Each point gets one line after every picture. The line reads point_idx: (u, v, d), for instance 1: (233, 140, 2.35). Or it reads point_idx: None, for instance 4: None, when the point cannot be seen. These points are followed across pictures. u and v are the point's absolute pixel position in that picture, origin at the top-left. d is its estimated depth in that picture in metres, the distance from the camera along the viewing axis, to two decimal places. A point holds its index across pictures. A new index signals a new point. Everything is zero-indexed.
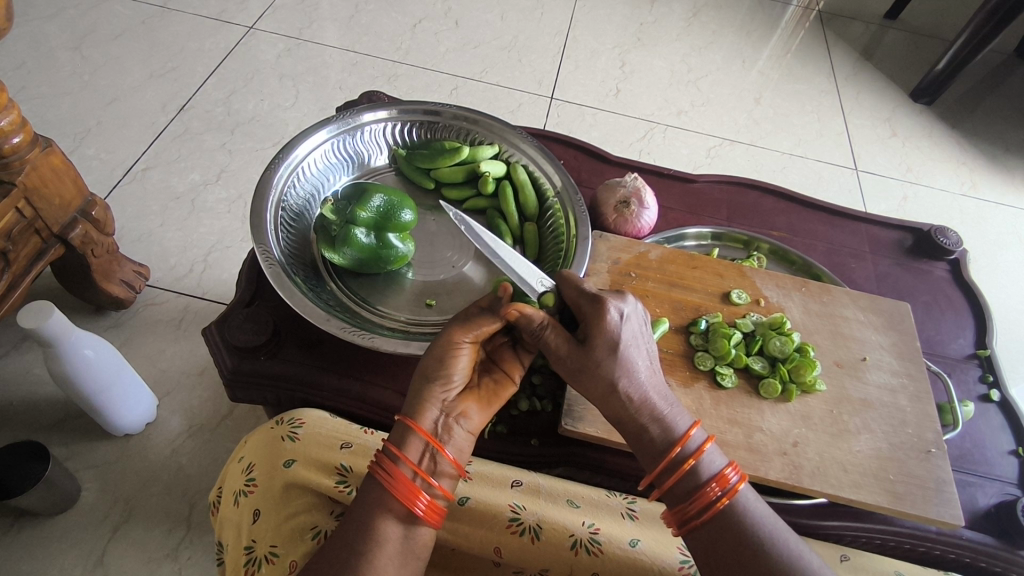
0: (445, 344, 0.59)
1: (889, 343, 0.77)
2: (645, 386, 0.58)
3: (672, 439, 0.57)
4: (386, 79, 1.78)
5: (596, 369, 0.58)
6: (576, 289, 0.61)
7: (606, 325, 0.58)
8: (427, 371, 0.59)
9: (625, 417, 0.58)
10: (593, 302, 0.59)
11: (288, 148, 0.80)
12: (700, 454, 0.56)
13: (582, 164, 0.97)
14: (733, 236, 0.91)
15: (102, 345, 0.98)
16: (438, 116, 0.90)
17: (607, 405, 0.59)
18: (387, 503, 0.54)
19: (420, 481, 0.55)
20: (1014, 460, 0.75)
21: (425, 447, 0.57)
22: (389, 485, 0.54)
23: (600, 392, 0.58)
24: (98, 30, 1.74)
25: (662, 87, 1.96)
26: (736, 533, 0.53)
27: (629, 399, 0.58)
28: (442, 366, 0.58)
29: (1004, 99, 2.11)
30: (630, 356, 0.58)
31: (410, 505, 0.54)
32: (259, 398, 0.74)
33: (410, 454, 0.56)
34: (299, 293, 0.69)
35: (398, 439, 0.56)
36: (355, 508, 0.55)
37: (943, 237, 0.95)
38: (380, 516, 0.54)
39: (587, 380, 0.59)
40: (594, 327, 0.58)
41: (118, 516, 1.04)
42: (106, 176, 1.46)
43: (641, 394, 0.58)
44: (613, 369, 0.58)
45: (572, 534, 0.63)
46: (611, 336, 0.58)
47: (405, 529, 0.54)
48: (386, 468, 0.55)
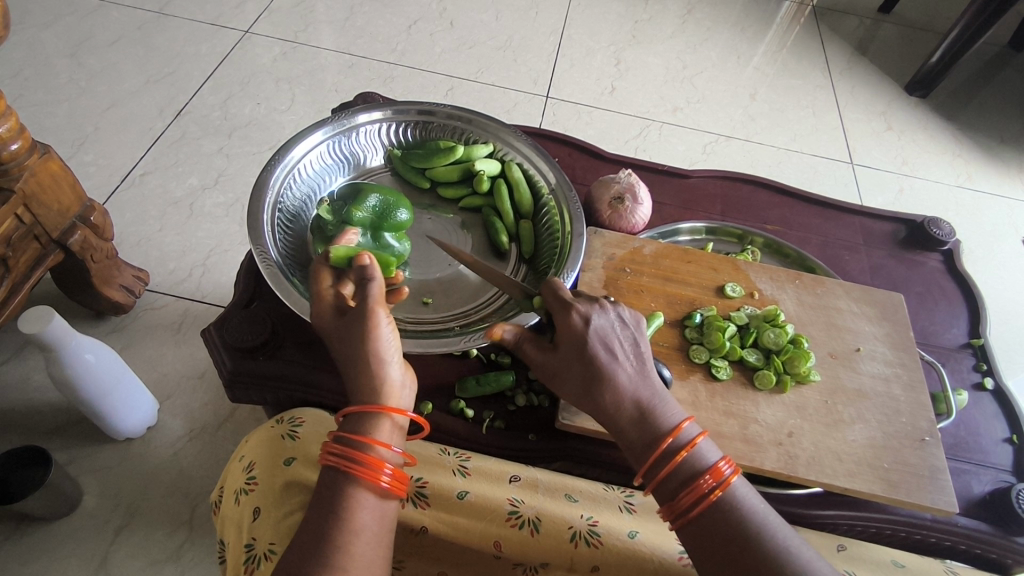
0: (362, 326, 0.57)
1: (883, 334, 0.78)
2: (628, 394, 0.58)
3: (662, 433, 0.57)
4: (382, 81, 1.79)
5: (568, 368, 0.59)
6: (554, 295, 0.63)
7: (572, 324, 0.59)
8: (356, 361, 0.57)
9: (605, 412, 0.58)
10: (564, 308, 0.61)
11: (283, 149, 0.81)
12: (693, 446, 0.56)
13: (576, 161, 0.98)
14: (727, 231, 0.91)
15: (103, 350, 0.99)
16: (433, 115, 0.90)
17: (589, 399, 0.59)
18: (352, 482, 0.54)
19: (377, 453, 0.55)
20: (1009, 448, 0.76)
21: (382, 427, 0.56)
22: (356, 471, 0.54)
23: (579, 396, 0.59)
24: (94, 37, 1.74)
25: (658, 85, 1.97)
26: (731, 526, 0.54)
27: (603, 396, 0.58)
28: (369, 352, 0.57)
29: (998, 92, 2.12)
30: (603, 363, 0.58)
31: (376, 479, 0.54)
32: (258, 398, 0.74)
33: (367, 434, 0.55)
34: (297, 293, 0.70)
35: (353, 423, 0.56)
36: (319, 496, 0.54)
37: (936, 228, 0.95)
38: (348, 495, 0.53)
39: (562, 376, 0.60)
40: (562, 327, 0.60)
41: (121, 519, 1.05)
42: (104, 182, 1.47)
43: (620, 397, 0.58)
44: (582, 366, 0.59)
45: (571, 527, 0.64)
46: (578, 337, 0.59)
47: (375, 503, 0.54)
48: (339, 450, 0.55)
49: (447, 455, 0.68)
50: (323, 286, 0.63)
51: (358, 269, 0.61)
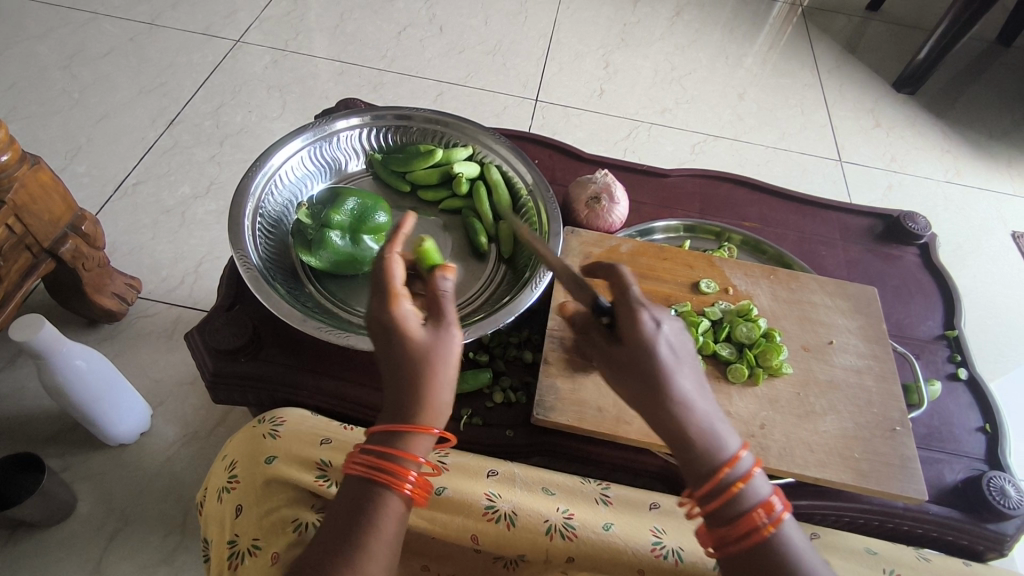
0: (430, 351, 0.54)
1: (856, 327, 0.79)
2: (692, 408, 0.54)
3: (719, 461, 0.53)
4: (372, 88, 1.81)
5: (630, 367, 0.55)
6: (621, 287, 0.58)
7: (638, 323, 0.55)
8: (413, 369, 0.54)
9: (661, 417, 0.54)
10: (627, 310, 0.56)
11: (263, 156, 0.82)
12: (749, 478, 0.53)
13: (556, 163, 0.99)
14: (705, 228, 0.93)
15: (94, 356, 1.01)
16: (410, 119, 0.92)
17: (646, 400, 0.54)
18: (376, 490, 0.53)
19: (407, 463, 0.53)
20: (981, 437, 0.77)
21: (419, 439, 0.54)
22: (388, 480, 0.53)
23: (642, 404, 0.54)
24: (87, 49, 1.77)
25: (646, 87, 1.98)
26: (774, 560, 0.51)
27: (664, 401, 0.53)
28: (431, 375, 0.54)
29: (986, 88, 2.14)
30: (669, 376, 0.54)
31: (399, 488, 0.53)
32: (241, 399, 0.75)
33: (399, 443, 0.53)
34: (277, 296, 0.72)
35: (387, 432, 0.53)
36: (345, 501, 0.53)
37: (912, 223, 0.97)
38: (371, 504, 0.52)
39: (623, 373, 0.55)
40: (628, 325, 0.55)
41: (114, 524, 1.06)
42: (97, 192, 1.49)
43: (686, 410, 0.53)
44: (643, 365, 0.54)
45: (546, 521, 0.65)
46: (643, 339, 0.55)
47: (398, 513, 0.53)
48: (368, 457, 0.54)
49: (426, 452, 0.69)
50: (396, 283, 0.57)
51: (438, 279, 0.56)
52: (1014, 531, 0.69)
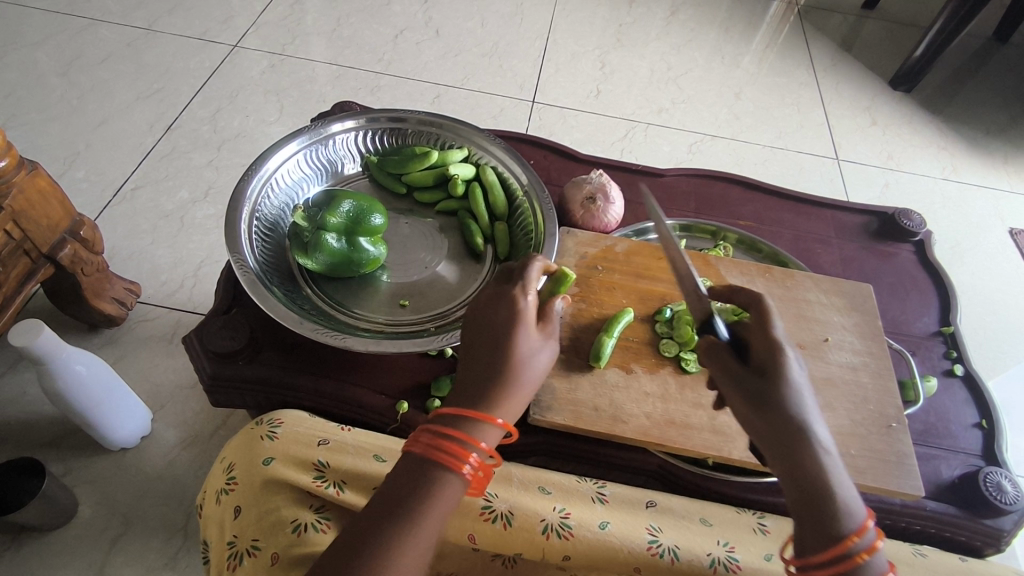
0: (525, 354, 0.59)
1: (851, 324, 0.79)
2: (822, 449, 0.52)
3: (846, 521, 0.49)
4: (369, 91, 1.81)
5: (771, 400, 0.53)
6: (761, 321, 0.58)
7: (785, 358, 0.55)
8: (507, 360, 0.58)
9: (794, 451, 0.51)
10: (769, 344, 0.56)
11: (259, 160, 0.82)
12: (872, 550, 0.49)
13: (551, 164, 0.99)
14: (700, 227, 0.93)
15: (94, 361, 1.01)
16: (404, 122, 0.92)
17: (782, 433, 0.52)
18: (433, 471, 0.54)
19: (467, 446, 0.54)
20: (978, 432, 0.77)
21: (485, 425, 0.56)
22: (444, 460, 0.54)
23: (776, 437, 0.52)
24: (85, 55, 1.77)
25: (642, 87, 1.99)
26: None
27: (804, 438, 0.52)
28: (515, 371, 0.58)
29: (983, 85, 2.14)
30: (807, 413, 0.53)
31: (456, 472, 0.54)
32: (239, 402, 0.75)
33: (464, 427, 0.55)
34: (274, 299, 0.72)
35: (454, 415, 0.55)
36: (401, 474, 0.54)
37: (907, 220, 0.97)
38: (426, 485, 0.53)
39: (762, 402, 0.53)
40: (772, 358, 0.55)
41: (116, 529, 1.06)
42: (96, 198, 1.49)
43: (822, 453, 0.51)
44: (788, 400, 0.53)
45: (542, 519, 0.65)
46: (791, 380, 0.53)
47: (451, 497, 0.54)
48: (430, 438, 0.55)
49: None
50: (529, 285, 0.63)
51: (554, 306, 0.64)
52: (1012, 526, 0.69)
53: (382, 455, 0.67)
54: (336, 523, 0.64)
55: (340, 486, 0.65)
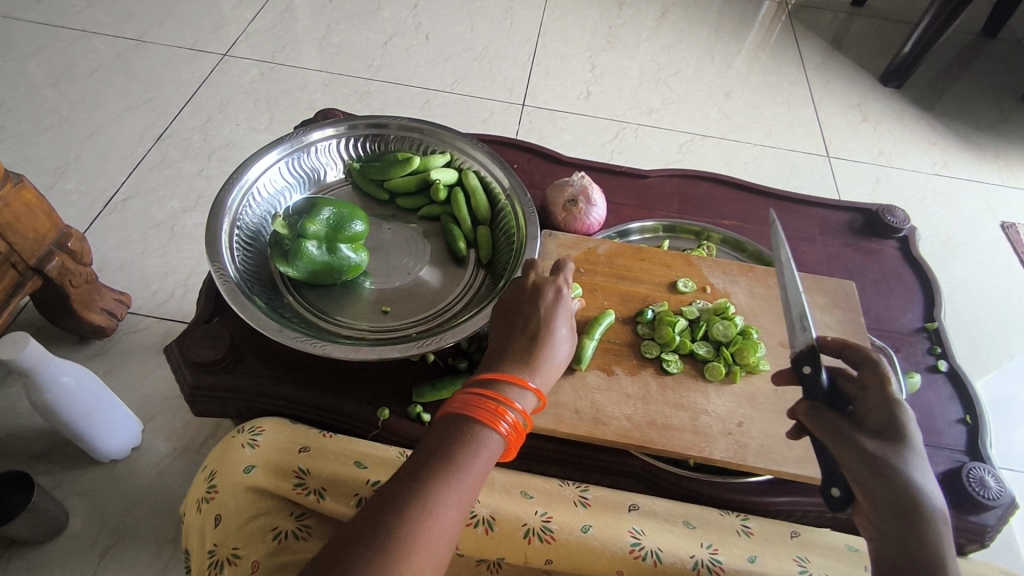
0: (553, 336, 0.63)
1: (833, 322, 0.79)
2: (931, 506, 0.52)
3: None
4: (359, 97, 1.81)
5: (892, 462, 0.54)
6: (880, 380, 0.59)
7: (905, 421, 0.57)
8: (541, 338, 0.63)
9: (911, 511, 0.52)
10: (891, 407, 0.57)
11: (239, 170, 0.83)
12: None
13: (535, 167, 1.00)
14: (684, 228, 0.93)
15: (81, 372, 1.01)
16: (385, 128, 0.92)
17: (901, 499, 0.53)
18: (472, 426, 0.55)
19: (505, 405, 0.56)
20: (962, 428, 0.77)
21: (521, 390, 0.59)
22: (481, 416, 0.56)
23: (888, 493, 0.53)
24: (75, 66, 1.78)
25: (633, 88, 1.99)
26: None
27: (919, 500, 0.52)
28: (546, 349, 0.62)
29: (974, 80, 2.14)
30: (922, 473, 0.54)
31: (493, 429, 0.56)
32: (221, 411, 0.75)
33: (503, 389, 0.58)
34: (254, 308, 0.72)
35: (495, 377, 0.59)
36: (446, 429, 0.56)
37: (891, 216, 0.97)
38: (464, 437, 0.55)
39: (882, 464, 0.54)
40: (892, 422, 0.57)
41: (107, 541, 1.06)
42: (87, 209, 1.49)
43: (932, 512, 0.52)
44: (905, 462, 0.54)
45: (524, 524, 0.65)
46: (912, 442, 0.56)
47: (486, 455, 0.55)
48: (471, 396, 0.57)
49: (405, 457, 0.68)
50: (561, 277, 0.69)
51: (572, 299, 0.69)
52: (995, 522, 0.69)
53: (363, 461, 0.67)
54: (317, 530, 0.66)
55: (321, 494, 0.66)
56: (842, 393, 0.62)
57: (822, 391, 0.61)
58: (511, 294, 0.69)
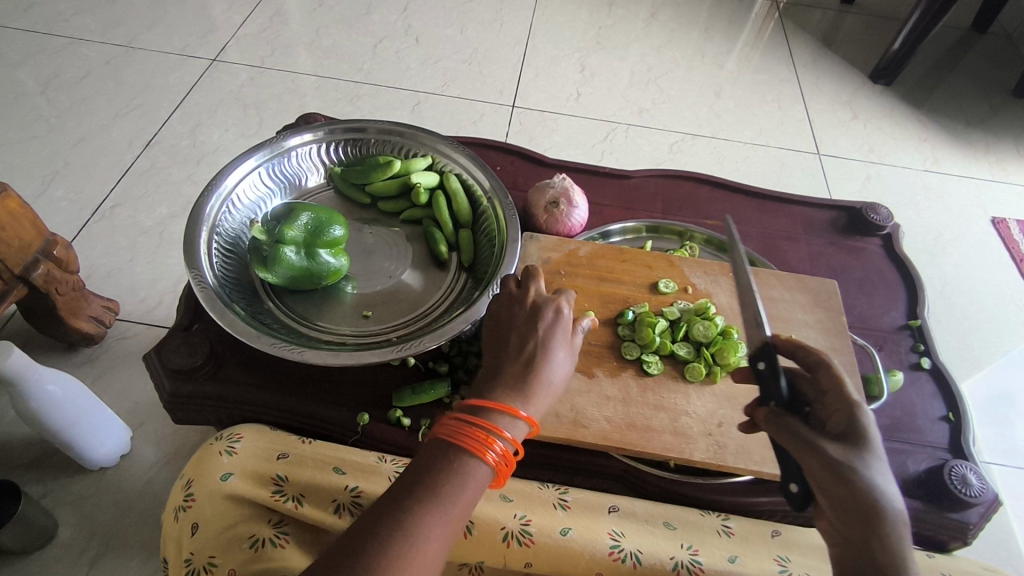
0: (547, 362, 0.60)
1: (815, 321, 0.79)
2: (891, 507, 0.51)
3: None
4: (348, 101, 1.81)
5: (851, 462, 0.52)
6: (835, 382, 0.59)
7: (865, 423, 0.55)
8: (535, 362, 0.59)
9: (872, 515, 0.50)
10: (849, 408, 0.56)
11: (218, 177, 0.82)
12: None
13: (518, 169, 0.99)
14: (668, 228, 0.92)
15: (67, 381, 1.00)
16: (364, 132, 0.92)
17: (862, 503, 0.51)
18: (458, 455, 0.54)
19: (495, 434, 0.54)
20: (945, 426, 0.77)
21: (513, 419, 0.56)
22: (466, 444, 0.54)
23: (847, 495, 0.51)
24: (64, 74, 1.77)
25: (623, 88, 1.99)
26: None
27: (880, 503, 0.51)
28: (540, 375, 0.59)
29: (964, 76, 2.14)
30: (881, 473, 0.53)
31: (481, 459, 0.54)
32: (201, 419, 0.75)
33: (493, 417, 0.55)
34: (231, 314, 0.71)
35: (486, 406, 0.56)
36: (429, 455, 0.54)
37: (874, 214, 0.97)
38: (450, 466, 0.53)
39: (842, 468, 0.52)
40: (851, 423, 0.55)
41: (96, 549, 1.06)
42: (75, 216, 1.49)
43: (893, 513, 0.51)
44: (866, 464, 0.53)
45: (503, 528, 0.65)
46: (870, 442, 0.54)
47: (474, 486, 0.53)
48: (459, 424, 0.55)
49: (384, 462, 0.69)
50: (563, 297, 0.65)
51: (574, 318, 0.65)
52: (977, 519, 0.70)
53: (341, 467, 0.67)
54: (294, 537, 0.66)
55: (299, 500, 0.66)
56: (802, 397, 0.62)
57: (780, 395, 0.60)
58: (508, 311, 0.65)
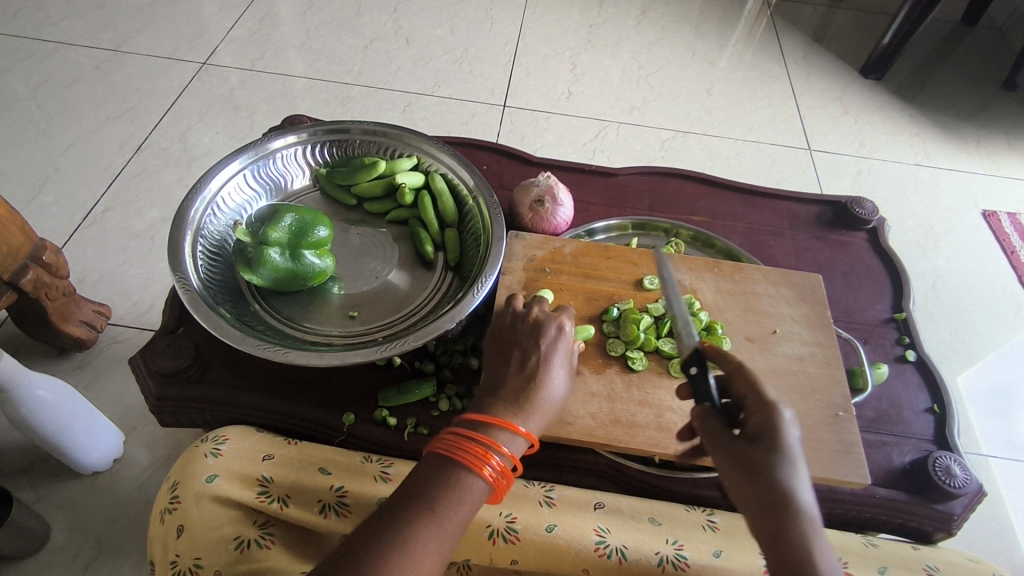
0: (548, 378, 0.63)
1: (800, 315, 0.79)
2: (803, 508, 0.52)
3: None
4: (339, 102, 1.81)
5: (761, 465, 0.54)
6: (749, 384, 0.59)
7: (779, 423, 0.55)
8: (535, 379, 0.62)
9: (778, 516, 0.52)
10: (764, 408, 0.56)
11: (202, 180, 0.82)
12: None
13: (504, 168, 1.00)
14: (654, 225, 0.92)
15: (58, 386, 1.00)
16: (348, 133, 0.92)
17: (770, 505, 0.52)
18: (456, 470, 0.56)
19: (491, 449, 0.57)
20: (930, 417, 0.78)
21: (512, 435, 0.59)
22: (463, 457, 0.56)
23: (758, 498, 0.53)
24: (54, 79, 1.77)
25: (614, 86, 1.99)
26: None
27: (789, 504, 0.52)
28: (540, 392, 0.62)
29: (954, 70, 2.15)
30: (795, 474, 0.54)
31: (478, 473, 0.56)
32: (188, 421, 0.75)
33: (492, 432, 0.58)
34: (215, 315, 0.71)
35: (485, 421, 0.59)
36: (428, 468, 0.57)
37: (859, 208, 0.97)
38: (447, 480, 0.56)
39: (751, 471, 0.54)
40: (765, 423, 0.56)
41: (89, 554, 1.05)
42: (66, 221, 1.49)
43: (804, 514, 0.52)
44: (777, 466, 0.53)
45: (488, 525, 0.66)
46: (785, 442, 0.54)
47: (470, 500, 0.55)
48: (458, 439, 0.58)
49: (370, 462, 0.70)
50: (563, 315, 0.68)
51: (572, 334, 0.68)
52: (962, 510, 0.70)
53: (327, 467, 0.68)
54: (279, 538, 0.67)
55: (285, 501, 0.67)
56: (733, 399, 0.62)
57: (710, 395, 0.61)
58: (512, 327, 0.68)
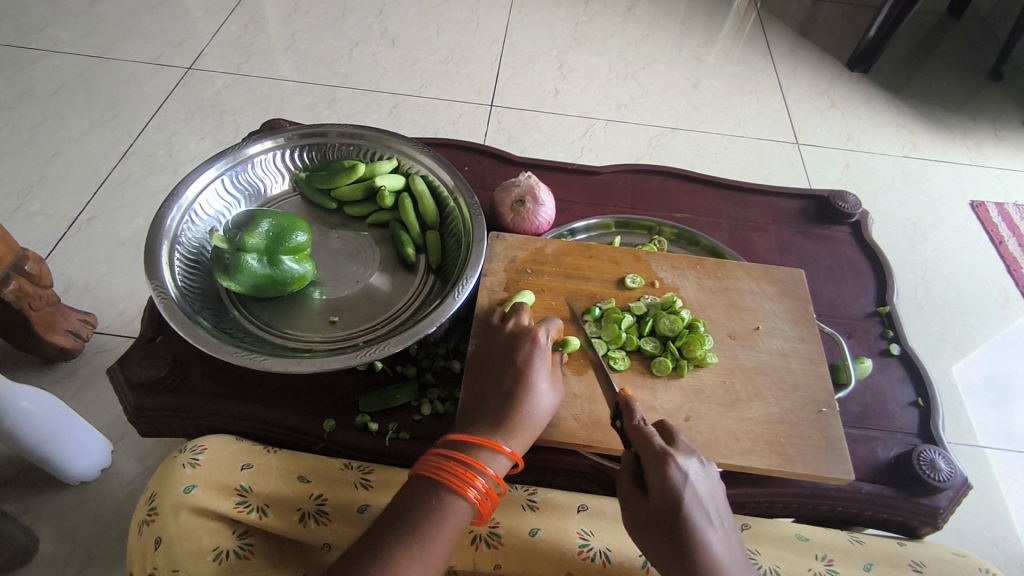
0: (528, 389, 0.63)
1: (783, 311, 0.79)
2: (707, 554, 0.56)
3: None
4: (325, 105, 1.80)
5: (656, 520, 0.57)
6: (640, 438, 0.60)
7: (666, 478, 0.57)
8: (517, 393, 0.63)
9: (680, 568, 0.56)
10: (654, 464, 0.58)
11: (178, 188, 0.82)
12: None
13: (486, 168, 0.99)
14: (637, 223, 0.92)
15: (43, 397, 0.99)
16: (326, 136, 0.92)
17: (670, 558, 0.56)
18: (442, 490, 0.57)
19: (476, 471, 0.58)
20: (914, 411, 0.77)
21: (496, 453, 0.60)
22: (447, 478, 0.58)
23: (663, 550, 0.57)
24: (37, 87, 1.76)
25: (601, 84, 1.98)
26: None
27: (688, 555, 0.56)
28: (521, 404, 0.62)
29: (941, 62, 2.15)
30: (693, 524, 0.56)
31: (462, 494, 0.58)
32: (168, 431, 0.74)
33: (477, 452, 0.59)
34: (192, 323, 0.71)
35: (469, 440, 0.60)
36: (411, 491, 0.58)
37: (842, 202, 0.97)
38: (433, 501, 0.57)
39: (649, 528, 0.58)
40: (654, 479, 0.58)
41: (78, 565, 1.04)
42: (51, 230, 1.47)
43: (709, 559, 0.56)
44: (670, 522, 0.56)
45: (471, 531, 0.66)
46: (676, 496, 0.56)
47: (457, 519, 0.57)
48: (442, 460, 0.59)
49: (349, 469, 0.69)
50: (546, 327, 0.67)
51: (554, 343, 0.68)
52: (947, 503, 0.70)
53: (306, 476, 0.68)
54: (259, 549, 0.66)
55: (263, 510, 0.66)
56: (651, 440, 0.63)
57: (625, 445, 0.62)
58: (493, 342, 0.68)
